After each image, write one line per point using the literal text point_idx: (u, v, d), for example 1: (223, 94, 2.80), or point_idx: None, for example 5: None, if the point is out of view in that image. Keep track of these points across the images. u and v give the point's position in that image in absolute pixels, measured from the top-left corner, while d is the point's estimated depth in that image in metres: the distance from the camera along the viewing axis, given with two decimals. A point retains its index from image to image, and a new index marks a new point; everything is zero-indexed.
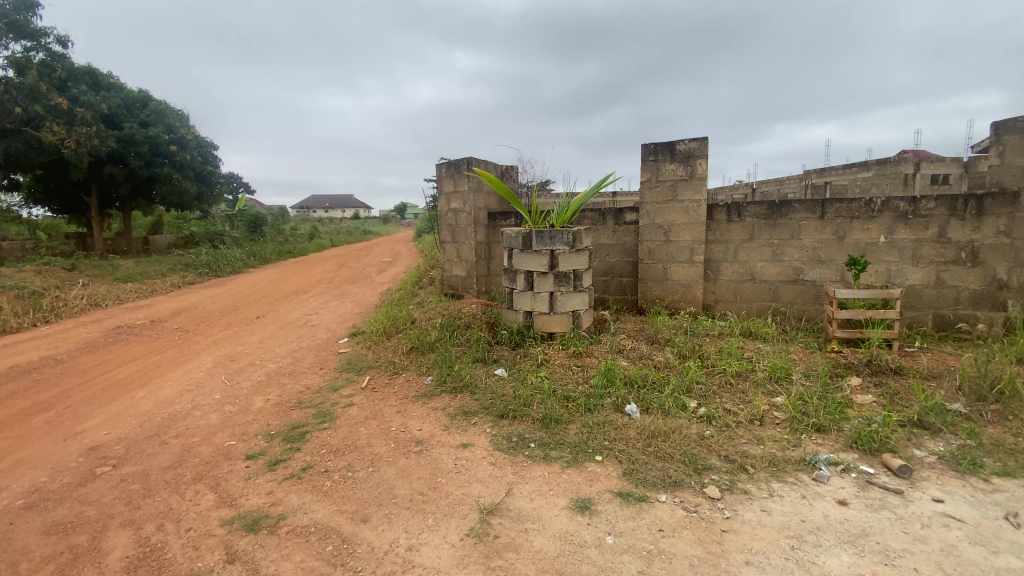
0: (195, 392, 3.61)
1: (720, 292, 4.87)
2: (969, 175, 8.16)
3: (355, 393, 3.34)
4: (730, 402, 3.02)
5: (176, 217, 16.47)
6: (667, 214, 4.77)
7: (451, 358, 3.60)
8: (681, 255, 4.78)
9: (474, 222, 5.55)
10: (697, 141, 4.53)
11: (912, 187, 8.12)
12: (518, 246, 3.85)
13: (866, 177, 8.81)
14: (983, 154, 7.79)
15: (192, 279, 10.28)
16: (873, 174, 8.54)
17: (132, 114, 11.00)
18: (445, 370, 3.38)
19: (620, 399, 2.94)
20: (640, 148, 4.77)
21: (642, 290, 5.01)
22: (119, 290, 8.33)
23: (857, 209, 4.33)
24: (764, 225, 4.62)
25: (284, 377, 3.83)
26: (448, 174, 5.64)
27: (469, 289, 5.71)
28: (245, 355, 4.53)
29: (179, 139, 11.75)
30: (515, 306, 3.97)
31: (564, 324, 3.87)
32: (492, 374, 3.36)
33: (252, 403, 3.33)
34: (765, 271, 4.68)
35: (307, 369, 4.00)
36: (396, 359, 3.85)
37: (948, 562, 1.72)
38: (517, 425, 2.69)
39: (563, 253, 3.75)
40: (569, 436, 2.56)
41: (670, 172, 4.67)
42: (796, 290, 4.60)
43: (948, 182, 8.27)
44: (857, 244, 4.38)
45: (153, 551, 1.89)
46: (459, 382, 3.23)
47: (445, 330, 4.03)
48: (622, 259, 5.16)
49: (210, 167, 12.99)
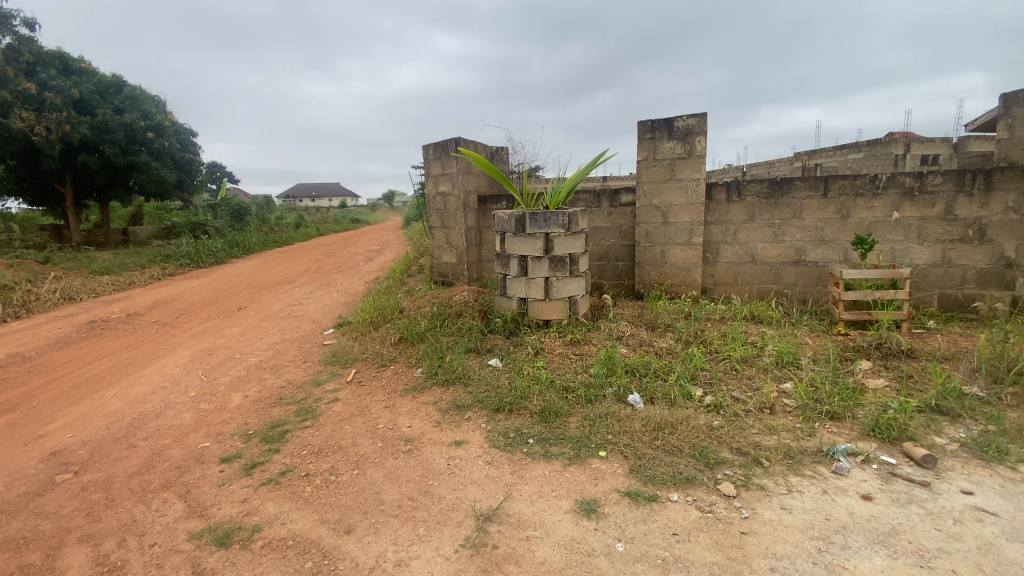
0: (168, 390, 3.38)
1: (719, 275, 4.70)
2: (960, 155, 8.17)
3: (341, 387, 3.13)
4: (737, 389, 2.88)
5: (158, 208, 16.08)
6: (664, 194, 4.57)
7: (443, 348, 3.39)
8: (679, 237, 4.59)
9: (464, 206, 5.32)
10: (696, 117, 4.34)
11: (902, 167, 8.12)
12: (511, 230, 3.65)
13: (858, 159, 8.77)
14: (975, 133, 7.82)
15: (173, 271, 9.99)
16: (863, 154, 8.53)
17: (106, 100, 10.61)
18: (436, 360, 3.17)
19: (622, 388, 2.77)
20: (636, 125, 4.57)
21: (639, 274, 4.81)
22: (94, 283, 8.00)
23: (860, 186, 4.19)
24: (765, 204, 4.46)
25: (265, 372, 3.61)
26: (436, 156, 5.42)
27: (459, 275, 5.49)
28: (225, 349, 4.30)
29: (156, 126, 11.34)
30: (509, 293, 3.78)
31: (560, 310, 3.69)
32: (486, 364, 3.16)
33: (229, 400, 3.12)
34: (765, 253, 4.53)
35: (289, 363, 3.78)
36: (383, 351, 3.64)
37: (988, 563, 1.58)
38: (514, 419, 2.49)
39: (558, 236, 3.56)
40: (570, 430, 2.37)
41: (667, 150, 4.48)
42: (797, 272, 4.45)
43: (940, 161, 8.24)
44: (861, 223, 4.23)
45: (111, 571, 1.69)
46: (450, 374, 3.02)
47: (435, 319, 3.83)
48: (618, 242, 4.97)
49: (189, 155, 12.53)
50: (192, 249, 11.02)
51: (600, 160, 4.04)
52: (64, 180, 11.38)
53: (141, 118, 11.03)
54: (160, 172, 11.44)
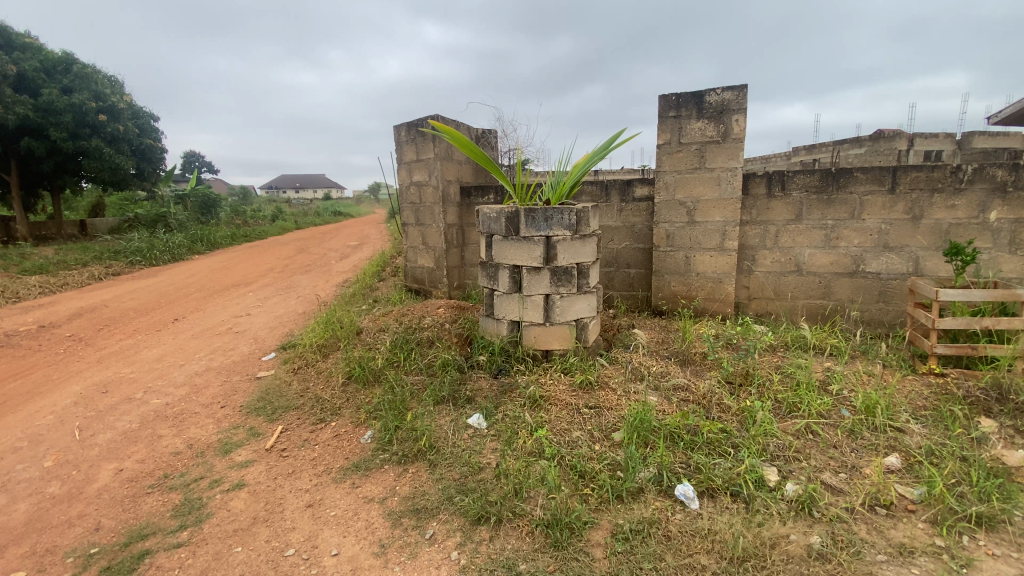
0: (18, 458, 2.42)
1: (755, 288, 3.84)
2: (963, 151, 7.84)
3: (255, 459, 2.19)
4: (826, 469, 2.00)
5: (118, 198, 14.88)
6: (691, 186, 3.67)
7: (405, 395, 2.45)
8: (709, 240, 3.70)
9: (443, 199, 4.36)
10: (734, 90, 3.44)
11: (907, 162, 7.49)
12: (501, 232, 2.73)
13: (859, 154, 8.13)
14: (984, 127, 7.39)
15: (119, 269, 8.89)
16: (866, 150, 7.90)
17: (53, 79, 9.45)
18: (392, 418, 2.24)
19: (666, 473, 1.88)
20: (657, 100, 3.65)
21: (657, 285, 3.92)
22: (15, 285, 6.91)
23: (939, 180, 3.31)
24: (815, 201, 3.58)
25: (164, 425, 2.65)
26: (409, 138, 4.48)
27: (438, 283, 4.55)
28: (129, 382, 3.33)
29: (110, 108, 10.17)
30: (497, 315, 2.86)
31: (564, 341, 2.77)
32: (463, 423, 2.23)
33: (92, 481, 2.18)
34: (814, 261, 3.66)
35: (202, 409, 2.83)
36: (326, 394, 2.69)
37: None
38: (505, 541, 1.57)
39: (563, 241, 2.65)
40: (596, 567, 1.47)
41: (696, 132, 3.58)
42: (854, 286, 3.60)
43: (942, 157, 8.04)
44: (937, 226, 3.37)
45: None
46: (413, 443, 2.08)
47: (399, 350, 2.88)
48: (631, 244, 4.07)
49: (149, 140, 11.35)
50: (145, 244, 9.88)
51: (615, 143, 3.13)
52: (6, 168, 10.18)
53: (93, 99, 9.89)
54: (114, 159, 10.24)
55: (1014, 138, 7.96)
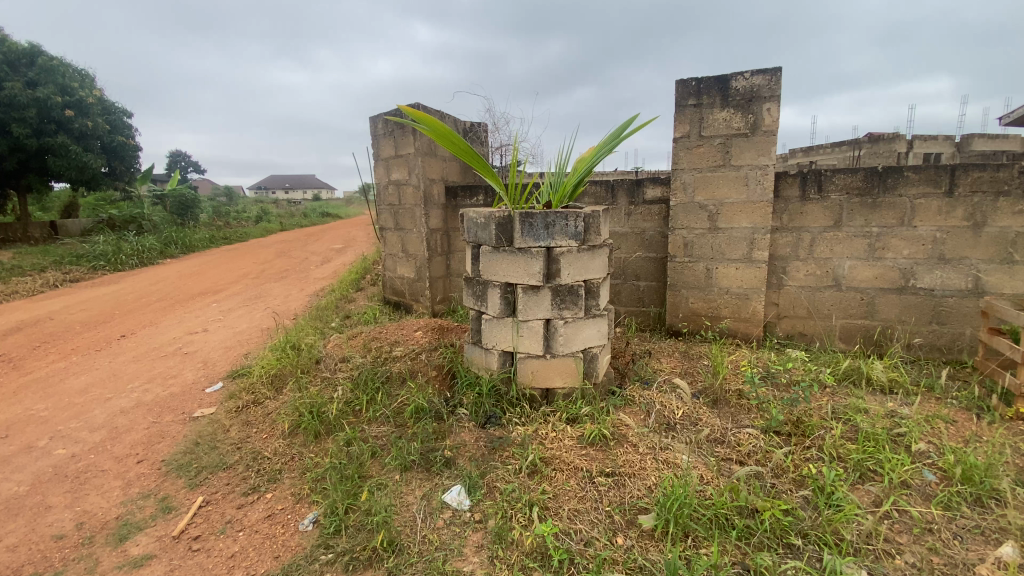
0: None
1: (784, 305, 3.33)
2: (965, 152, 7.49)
3: (157, 553, 1.61)
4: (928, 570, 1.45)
5: (90, 199, 14.13)
6: (713, 187, 3.14)
7: (364, 457, 1.89)
8: (734, 250, 3.17)
9: (425, 201, 3.80)
10: (765, 73, 2.91)
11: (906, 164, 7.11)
12: (490, 241, 2.18)
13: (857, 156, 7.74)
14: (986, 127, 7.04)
15: (80, 274, 8.22)
16: (864, 152, 7.51)
17: (16, 73, 8.75)
18: (344, 495, 1.67)
19: None
20: (674, 85, 3.12)
21: (673, 302, 3.39)
22: None
23: (1007, 181, 2.80)
24: (859, 205, 3.06)
25: (58, 491, 2.06)
26: (387, 131, 3.92)
27: (420, 296, 3.99)
28: (39, 423, 2.73)
29: (78, 104, 9.46)
30: (485, 344, 2.31)
31: (568, 377, 2.23)
32: (439, 500, 1.67)
33: None
34: (856, 274, 3.15)
35: (114, 465, 2.24)
36: (269, 449, 2.11)
37: None
38: None
39: (567, 253, 2.10)
40: None
41: (720, 123, 3.05)
42: (902, 304, 3.09)
43: (942, 158, 7.68)
44: (1003, 235, 2.86)
45: None
46: (369, 536, 1.52)
47: (364, 390, 2.32)
48: (641, 254, 3.55)
49: (122, 138, 10.65)
50: (112, 248, 9.20)
51: (627, 130, 2.57)
52: None
53: (60, 94, 9.19)
54: (82, 158, 9.49)
55: (1016, 139, 7.62)
